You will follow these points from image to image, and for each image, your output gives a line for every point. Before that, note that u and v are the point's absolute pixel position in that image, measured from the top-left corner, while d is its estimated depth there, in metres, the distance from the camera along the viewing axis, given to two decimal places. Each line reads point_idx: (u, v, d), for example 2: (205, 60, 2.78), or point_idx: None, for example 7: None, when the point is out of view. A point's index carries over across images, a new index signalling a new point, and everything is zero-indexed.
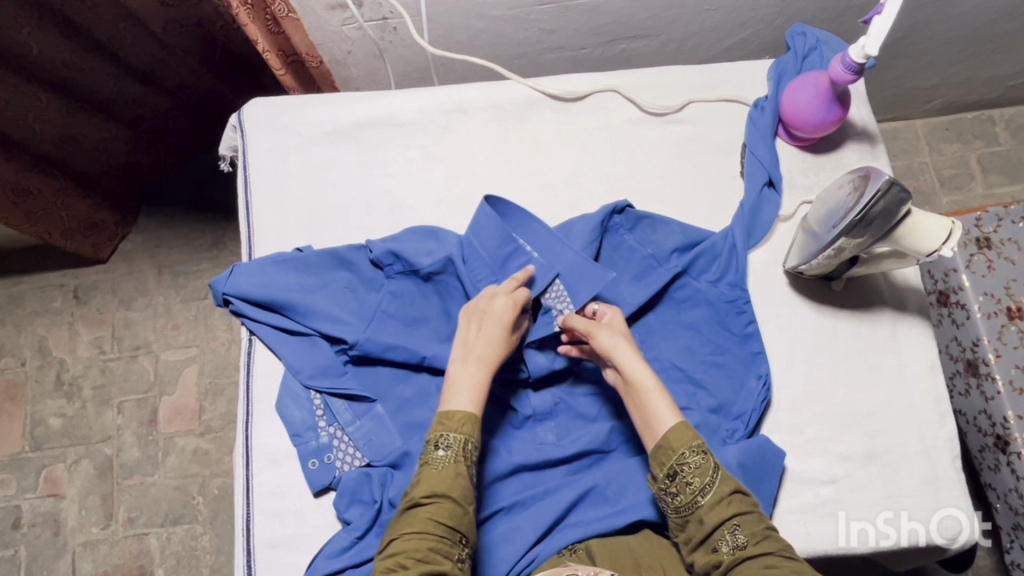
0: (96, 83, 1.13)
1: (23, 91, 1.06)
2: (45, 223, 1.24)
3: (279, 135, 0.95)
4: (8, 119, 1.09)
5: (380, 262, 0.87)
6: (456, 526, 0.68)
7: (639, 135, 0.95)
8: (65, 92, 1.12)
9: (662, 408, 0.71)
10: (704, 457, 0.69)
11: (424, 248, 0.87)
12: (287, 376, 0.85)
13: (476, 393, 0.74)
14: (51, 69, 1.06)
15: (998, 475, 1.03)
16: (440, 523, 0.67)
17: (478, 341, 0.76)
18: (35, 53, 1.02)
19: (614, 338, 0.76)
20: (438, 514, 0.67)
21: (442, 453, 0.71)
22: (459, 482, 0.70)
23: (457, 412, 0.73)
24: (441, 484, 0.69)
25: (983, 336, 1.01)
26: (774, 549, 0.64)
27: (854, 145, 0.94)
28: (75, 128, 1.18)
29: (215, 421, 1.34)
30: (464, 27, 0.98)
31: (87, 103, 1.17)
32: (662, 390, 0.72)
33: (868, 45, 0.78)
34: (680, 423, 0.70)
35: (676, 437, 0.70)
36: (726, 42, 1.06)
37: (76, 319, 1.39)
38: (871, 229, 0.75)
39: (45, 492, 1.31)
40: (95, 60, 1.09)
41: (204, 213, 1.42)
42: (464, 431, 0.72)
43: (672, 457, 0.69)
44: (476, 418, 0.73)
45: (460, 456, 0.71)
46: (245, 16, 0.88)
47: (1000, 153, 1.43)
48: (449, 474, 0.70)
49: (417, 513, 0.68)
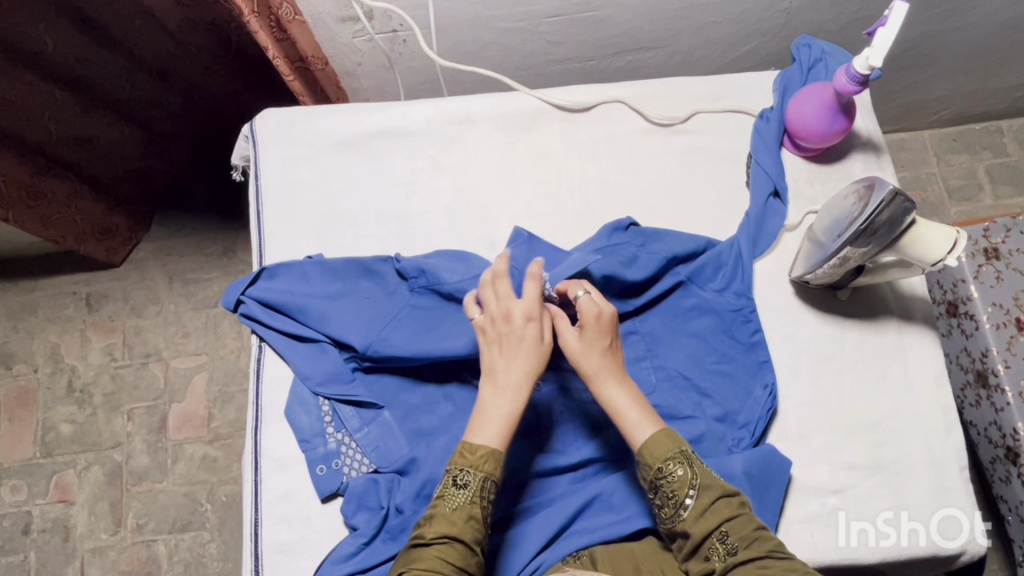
0: (108, 80, 1.14)
1: (39, 89, 1.08)
2: (60, 227, 1.26)
3: (292, 145, 0.96)
4: (25, 120, 1.10)
5: (406, 273, 0.87)
6: (464, 566, 0.66)
7: (644, 145, 0.96)
8: (80, 90, 1.13)
9: (636, 424, 0.71)
10: (681, 468, 0.69)
11: (452, 268, 0.86)
12: (296, 381, 0.86)
13: (503, 425, 0.71)
14: (65, 67, 1.08)
15: (1010, 487, 1.03)
16: (450, 563, 0.65)
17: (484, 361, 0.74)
18: (51, 50, 1.03)
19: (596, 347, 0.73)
20: (448, 554, 0.66)
21: (459, 491, 0.69)
22: (471, 523, 0.68)
23: (480, 447, 0.70)
24: (451, 526, 0.67)
25: (992, 347, 1.01)
26: (765, 552, 0.63)
27: (860, 155, 0.94)
28: (88, 131, 1.20)
29: (224, 428, 1.35)
30: (473, 39, 0.99)
31: (100, 103, 1.18)
32: (637, 400, 0.72)
33: (872, 56, 0.79)
34: (654, 440, 0.70)
35: (652, 452, 0.70)
36: (732, 54, 1.07)
37: (88, 326, 1.41)
38: (876, 238, 0.75)
39: (56, 498, 1.32)
40: (109, 56, 1.10)
41: (215, 222, 1.44)
42: (485, 469, 0.70)
43: (651, 473, 0.69)
44: (499, 453, 0.70)
45: (477, 496, 0.69)
46: (255, 23, 0.86)
47: (1009, 163, 1.43)
48: (461, 514, 0.68)
49: (426, 551, 0.66)
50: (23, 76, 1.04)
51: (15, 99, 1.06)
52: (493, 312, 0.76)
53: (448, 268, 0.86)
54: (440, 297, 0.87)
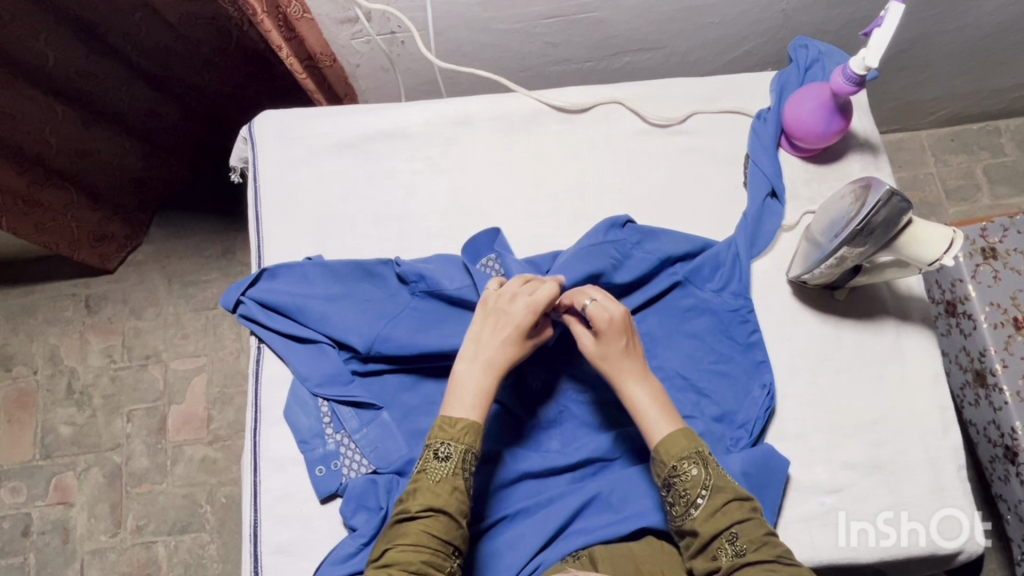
0: (106, 90, 1.15)
1: (38, 102, 1.09)
2: (55, 234, 1.26)
3: (290, 147, 0.96)
4: (25, 132, 1.11)
5: (406, 277, 0.87)
6: (449, 539, 0.67)
7: (642, 146, 0.96)
8: (80, 103, 1.15)
9: (653, 420, 0.72)
10: (696, 468, 0.69)
11: (452, 276, 0.86)
12: (295, 383, 0.86)
13: (480, 400, 0.72)
14: (65, 79, 1.09)
15: (1008, 486, 1.03)
16: (435, 536, 0.66)
17: (486, 344, 0.74)
18: (51, 58, 1.04)
19: (614, 352, 0.73)
20: (432, 527, 0.67)
21: (441, 463, 0.70)
22: (455, 495, 0.69)
23: (459, 420, 0.71)
24: (438, 497, 0.68)
25: (990, 347, 1.01)
26: (773, 556, 0.64)
27: (857, 155, 0.94)
28: (89, 144, 1.21)
29: (223, 430, 1.35)
30: (470, 41, 0.99)
31: (100, 114, 1.19)
32: (657, 399, 0.72)
33: (869, 57, 0.79)
34: (673, 437, 0.70)
35: (668, 450, 0.70)
36: (730, 55, 1.08)
37: (88, 328, 1.41)
38: (872, 238, 0.75)
39: (55, 500, 1.32)
40: (108, 65, 1.11)
41: (214, 224, 1.44)
42: (465, 441, 0.70)
43: (665, 470, 0.70)
44: (479, 426, 0.71)
45: (459, 468, 0.70)
46: (266, 23, 0.86)
47: (1006, 163, 1.43)
48: (445, 486, 0.69)
49: (411, 525, 0.67)
50: (22, 88, 1.05)
51: (16, 112, 1.08)
52: (500, 295, 0.77)
53: (450, 275, 0.86)
54: (441, 301, 0.87)
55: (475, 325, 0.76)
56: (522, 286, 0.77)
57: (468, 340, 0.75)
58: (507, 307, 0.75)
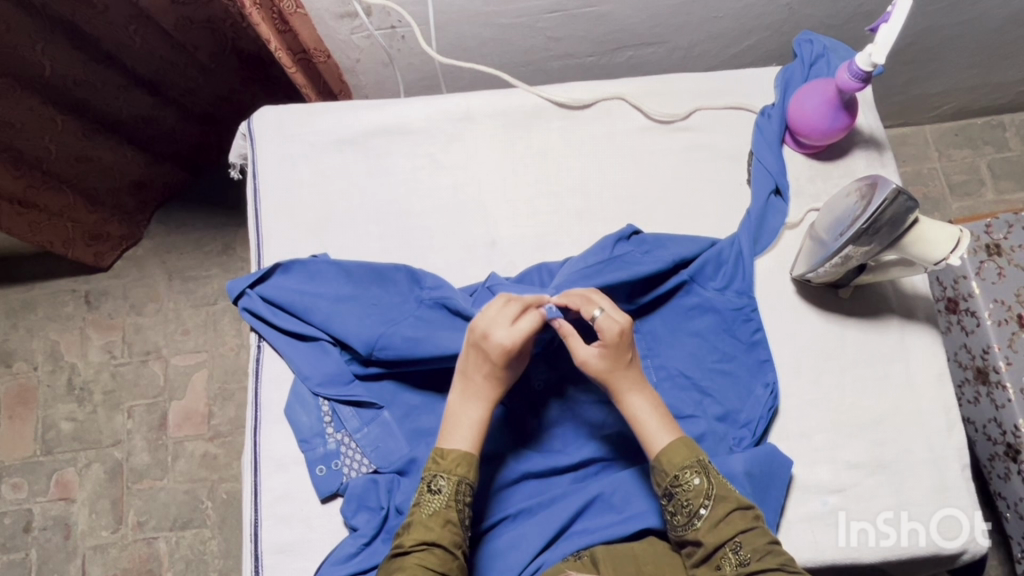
0: (104, 96, 1.14)
1: (39, 114, 1.10)
2: (48, 233, 1.25)
3: (289, 143, 0.95)
4: (26, 141, 1.12)
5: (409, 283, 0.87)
6: (446, 571, 0.66)
7: (643, 143, 0.95)
8: (82, 117, 1.15)
9: (654, 429, 0.72)
10: (698, 479, 0.69)
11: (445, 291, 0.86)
12: (296, 381, 0.86)
13: (472, 430, 0.73)
14: (65, 91, 1.10)
15: (1009, 484, 1.02)
16: (431, 567, 0.65)
17: (474, 377, 0.74)
18: (50, 65, 1.03)
19: (603, 370, 0.72)
20: (428, 559, 0.66)
21: (434, 496, 0.70)
22: (448, 528, 0.69)
23: (452, 451, 0.72)
24: (429, 531, 0.68)
25: (994, 344, 1.01)
26: (777, 564, 0.63)
27: (861, 152, 0.93)
28: (91, 156, 1.22)
29: (224, 426, 1.35)
30: (472, 35, 0.98)
31: (101, 127, 1.20)
32: (657, 409, 0.73)
33: (875, 53, 0.78)
34: (676, 444, 0.71)
35: (671, 459, 0.70)
36: (733, 49, 1.07)
37: (88, 324, 1.41)
38: (877, 236, 0.75)
39: (57, 496, 1.32)
40: (106, 73, 1.10)
41: (215, 220, 1.44)
42: (458, 472, 0.70)
43: (667, 479, 0.70)
44: (472, 458, 0.72)
45: (453, 500, 0.70)
46: (257, 16, 0.86)
47: (1011, 158, 1.43)
48: (438, 519, 0.69)
49: (406, 559, 0.66)
50: (25, 101, 1.06)
51: (16, 122, 1.08)
52: (477, 321, 0.74)
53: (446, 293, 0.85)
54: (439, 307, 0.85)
55: (460, 356, 0.75)
56: (501, 313, 0.73)
57: (456, 372, 0.75)
58: (489, 329, 0.73)
